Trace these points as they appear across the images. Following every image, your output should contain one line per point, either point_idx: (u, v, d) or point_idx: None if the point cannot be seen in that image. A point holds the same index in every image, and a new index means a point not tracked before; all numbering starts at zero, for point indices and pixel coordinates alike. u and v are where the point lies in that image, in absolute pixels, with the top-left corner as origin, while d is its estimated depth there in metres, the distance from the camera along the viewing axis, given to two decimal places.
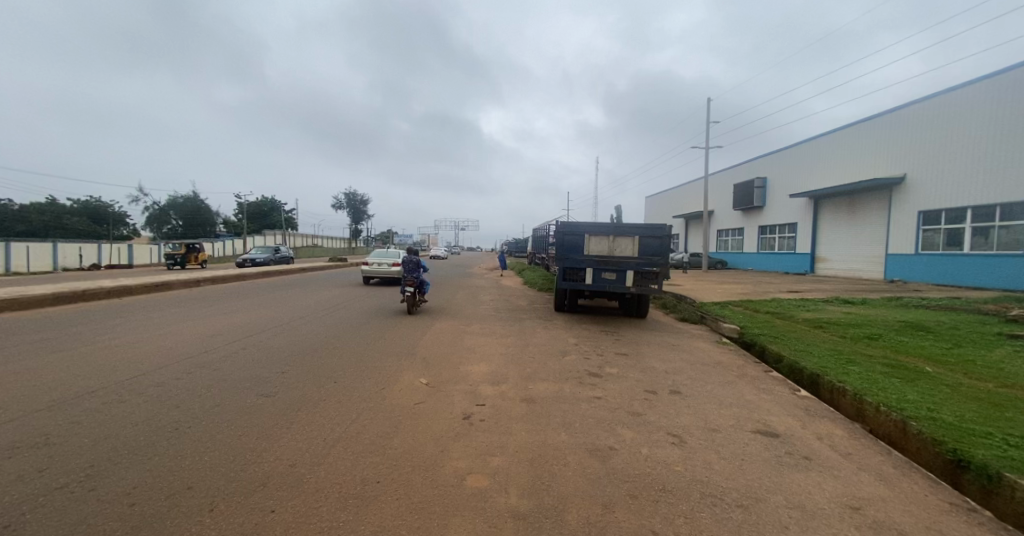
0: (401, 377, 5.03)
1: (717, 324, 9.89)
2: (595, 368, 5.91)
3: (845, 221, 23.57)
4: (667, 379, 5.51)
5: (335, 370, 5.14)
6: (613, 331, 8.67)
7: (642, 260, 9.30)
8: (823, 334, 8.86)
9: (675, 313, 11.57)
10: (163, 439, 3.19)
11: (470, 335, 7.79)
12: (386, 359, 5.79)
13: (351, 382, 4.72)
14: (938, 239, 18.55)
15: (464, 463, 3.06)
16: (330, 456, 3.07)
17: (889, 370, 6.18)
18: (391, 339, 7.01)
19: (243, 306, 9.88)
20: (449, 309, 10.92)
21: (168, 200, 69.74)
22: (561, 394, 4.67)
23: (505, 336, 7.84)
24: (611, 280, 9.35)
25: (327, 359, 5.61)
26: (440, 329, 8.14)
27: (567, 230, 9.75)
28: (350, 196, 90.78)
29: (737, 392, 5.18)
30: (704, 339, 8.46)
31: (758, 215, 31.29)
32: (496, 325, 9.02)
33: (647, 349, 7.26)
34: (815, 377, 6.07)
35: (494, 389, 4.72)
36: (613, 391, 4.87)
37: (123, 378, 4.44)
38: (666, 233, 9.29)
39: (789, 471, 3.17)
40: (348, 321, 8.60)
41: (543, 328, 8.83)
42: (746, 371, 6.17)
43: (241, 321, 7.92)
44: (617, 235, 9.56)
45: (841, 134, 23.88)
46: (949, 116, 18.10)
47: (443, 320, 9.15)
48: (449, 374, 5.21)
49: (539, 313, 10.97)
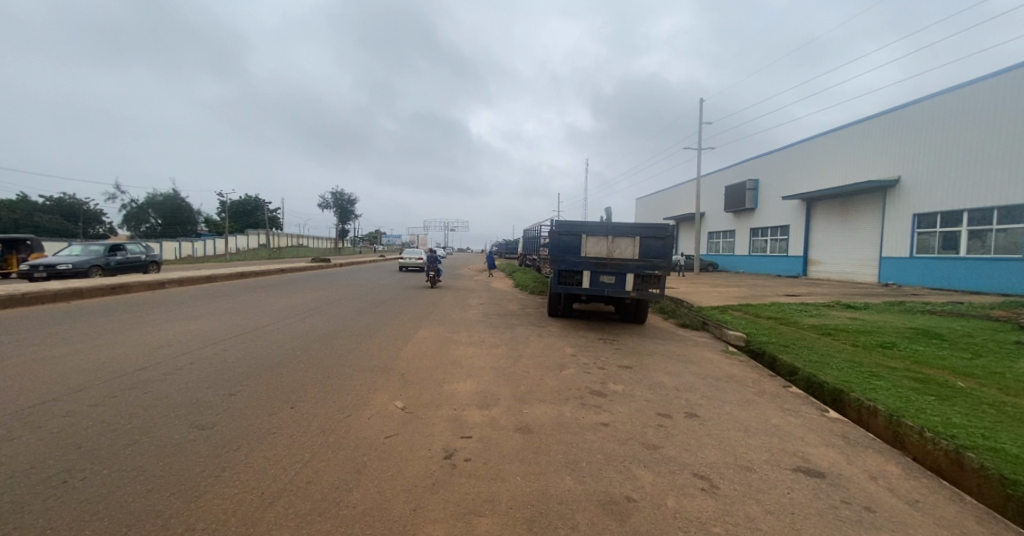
0: (374, 399, 4.26)
1: (721, 330, 9.30)
2: (597, 385, 5.21)
3: (838, 224, 23.41)
4: (680, 399, 4.84)
5: (296, 391, 4.35)
6: (612, 340, 8.01)
7: (643, 262, 8.67)
8: (834, 342, 8.33)
9: (675, 318, 10.96)
10: (38, 499, 2.35)
11: (457, 344, 7.01)
12: (359, 376, 5.01)
13: (311, 408, 3.92)
14: (933, 242, 18.39)
15: (443, 527, 2.33)
16: (264, 521, 2.27)
17: (918, 384, 5.64)
18: (368, 351, 6.22)
19: (209, 310, 8.97)
20: (435, 314, 10.08)
21: (146, 198, 67.12)
22: (562, 421, 3.95)
23: (496, 345, 7.12)
24: (610, 283, 8.70)
25: (287, 377, 4.78)
26: (424, 338, 7.36)
27: (563, 229, 9.08)
28: (337, 196, 88.99)
29: (761, 415, 4.52)
30: (712, 348, 7.85)
31: (750, 217, 31.10)
32: (485, 333, 8.25)
33: (652, 361, 6.59)
34: (839, 394, 5.49)
35: (484, 415, 3.98)
36: (622, 417, 4.16)
37: (22, 406, 3.55)
38: (669, 234, 8.68)
39: (855, 531, 2.51)
40: (321, 328, 7.74)
41: (537, 336, 8.09)
42: (765, 386, 5.55)
43: (199, 329, 7.01)
44: (617, 235, 8.91)
45: (834, 136, 23.70)
46: (947, 117, 17.91)
47: (428, 327, 8.34)
48: (430, 395, 4.46)
49: (532, 318, 10.27)
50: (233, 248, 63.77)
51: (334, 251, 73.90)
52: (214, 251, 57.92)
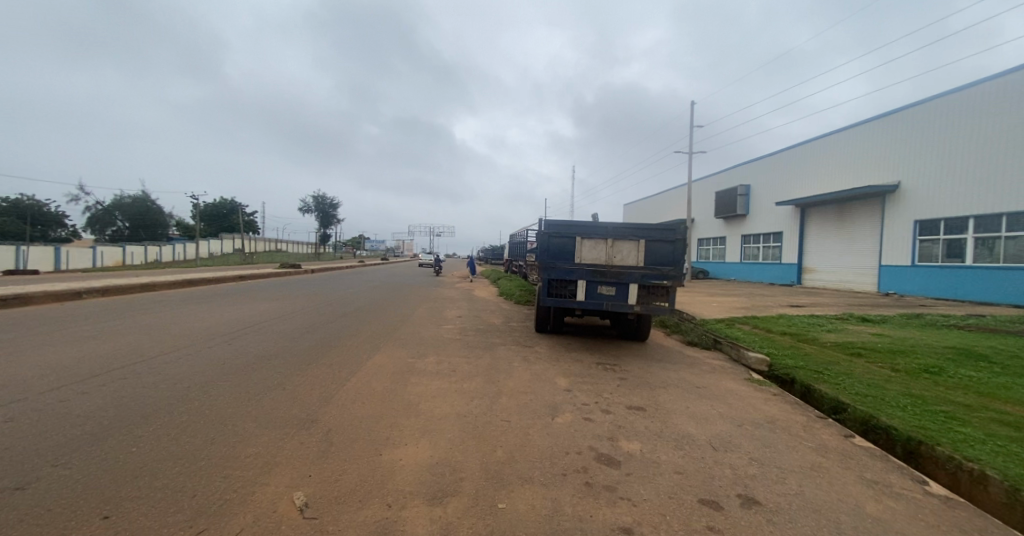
0: (262, 489, 2.64)
1: (737, 351, 7.95)
2: (603, 442, 3.74)
3: (834, 230, 22.66)
4: (723, 467, 3.41)
5: (139, 473, 2.69)
6: (613, 366, 6.58)
7: (649, 270, 7.27)
8: (872, 366, 7.05)
9: (681, 336, 9.62)
10: None
11: (420, 375, 5.49)
12: (261, 437, 3.40)
13: (137, 517, 2.27)
14: (936, 250, 17.59)
15: None
16: None
17: (1013, 434, 4.30)
18: (296, 389, 4.62)
19: (117, 328, 7.22)
20: (402, 331, 8.52)
21: (113, 200, 63.62)
22: (559, 530, 2.43)
23: (471, 376, 5.61)
24: (610, 295, 7.31)
25: (138, 445, 3.10)
26: (378, 366, 5.80)
27: (554, 231, 7.63)
28: (320, 200, 86.53)
29: (843, 494, 3.10)
30: (734, 376, 6.45)
31: (741, 223, 30.42)
32: (458, 357, 6.72)
33: (670, 399, 5.13)
34: (923, 449, 4.10)
35: (432, 525, 2.42)
36: (648, 513, 2.68)
37: None
38: (680, 237, 7.32)
39: None
40: (251, 352, 6.11)
41: (522, 362, 6.59)
42: (825, 439, 4.14)
43: (74, 358, 5.29)
44: (617, 238, 7.51)
45: (828, 140, 23.05)
46: (948, 120, 17.24)
47: (388, 350, 6.79)
48: (356, 476, 2.89)
49: (516, 336, 8.82)
50: (205, 252, 60.72)
51: (313, 255, 71.15)
52: (182, 256, 54.77)
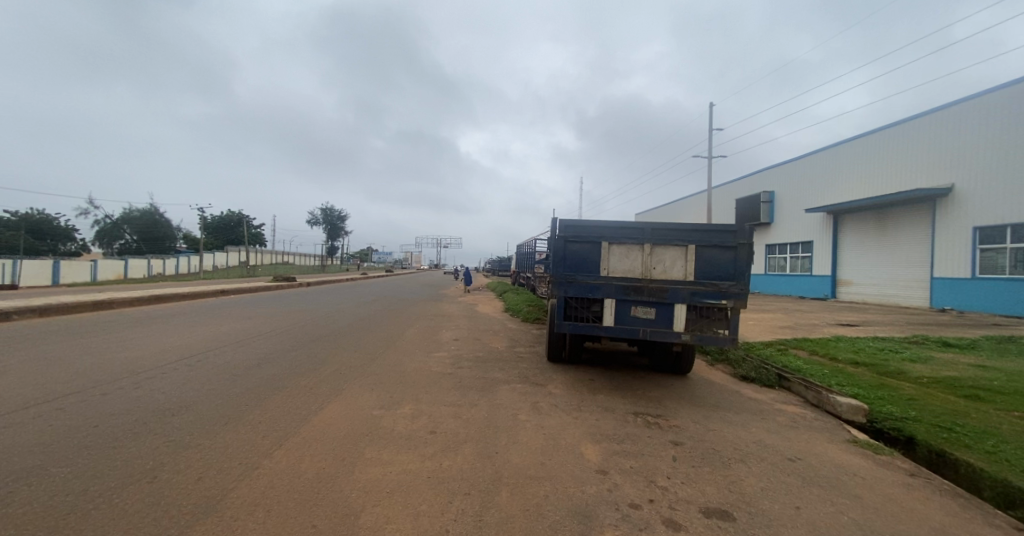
0: None
1: (818, 394, 6.02)
2: None
3: (874, 239, 20.62)
4: None
5: None
6: (657, 419, 4.77)
7: (702, 286, 5.47)
8: (1014, 418, 5.10)
9: (731, 369, 7.72)
10: None
11: (381, 444, 3.73)
12: None
13: None
14: (1002, 260, 15.47)
15: None
16: None
17: None
18: (167, 485, 2.83)
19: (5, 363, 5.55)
20: (378, 363, 6.77)
21: (121, 213, 63.56)
22: None
23: (455, 443, 3.84)
24: (648, 320, 5.56)
25: None
26: (327, 427, 4.05)
27: (573, 236, 5.89)
28: (327, 212, 85.81)
29: None
30: (831, 438, 4.56)
31: (764, 232, 28.45)
32: (445, 403, 4.98)
33: (762, 490, 3.29)
34: None
35: None
36: None
37: None
38: (742, 241, 5.51)
39: None
40: (156, 403, 4.39)
41: (531, 413, 4.80)
42: None
43: None
44: (658, 242, 5.71)
45: (863, 141, 21.17)
46: (1011, 114, 15.26)
47: (350, 396, 5.00)
48: None
49: (524, 367, 7.07)
50: (209, 266, 60.18)
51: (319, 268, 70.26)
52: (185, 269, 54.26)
